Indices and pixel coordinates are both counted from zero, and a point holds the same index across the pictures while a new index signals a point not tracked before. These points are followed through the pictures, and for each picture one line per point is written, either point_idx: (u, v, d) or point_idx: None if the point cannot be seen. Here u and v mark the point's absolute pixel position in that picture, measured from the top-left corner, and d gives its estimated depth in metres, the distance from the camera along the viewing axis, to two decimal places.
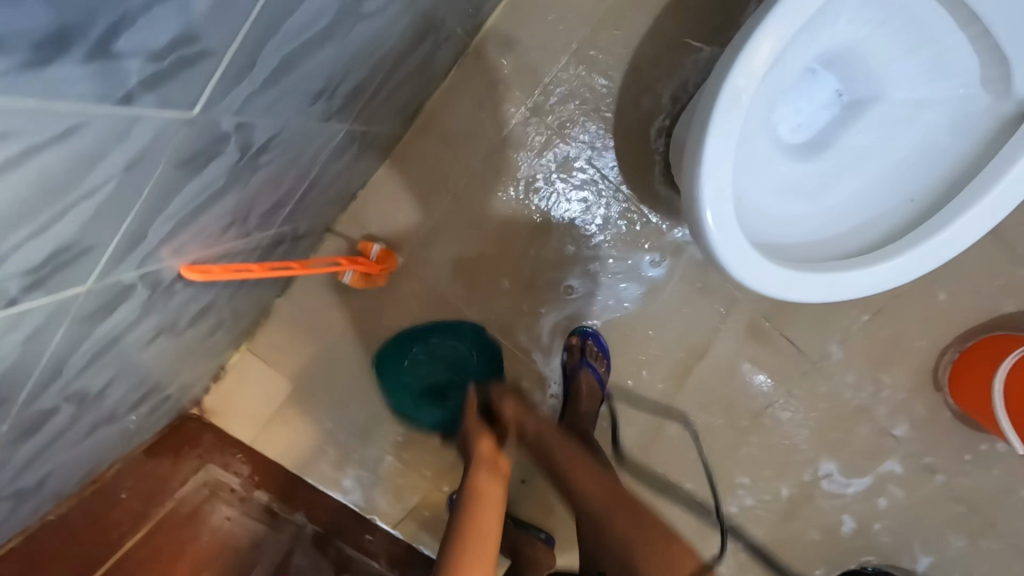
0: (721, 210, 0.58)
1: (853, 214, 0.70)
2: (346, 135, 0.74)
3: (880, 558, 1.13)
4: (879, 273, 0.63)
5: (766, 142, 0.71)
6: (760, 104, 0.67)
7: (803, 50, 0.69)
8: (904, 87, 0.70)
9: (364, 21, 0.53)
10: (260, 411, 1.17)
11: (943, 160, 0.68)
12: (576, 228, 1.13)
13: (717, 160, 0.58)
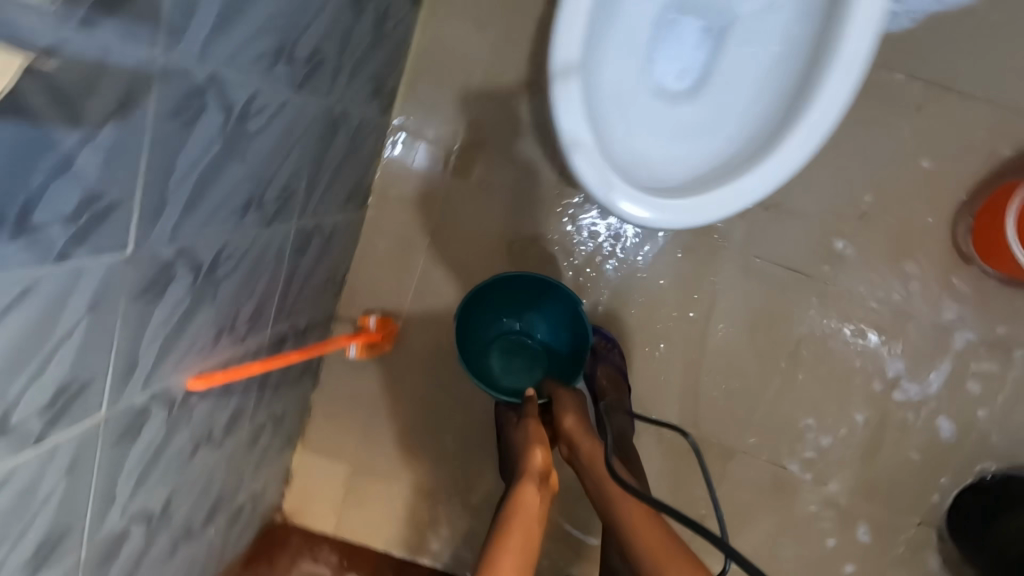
0: (596, 168, 0.63)
1: (744, 124, 0.73)
2: (299, 232, 0.85)
3: (999, 463, 1.02)
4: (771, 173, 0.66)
5: (645, 90, 0.75)
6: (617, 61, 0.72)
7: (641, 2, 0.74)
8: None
9: (255, 137, 0.64)
10: (333, 501, 1.25)
11: (798, 49, 0.72)
12: (552, 230, 1.10)
13: (580, 125, 0.63)
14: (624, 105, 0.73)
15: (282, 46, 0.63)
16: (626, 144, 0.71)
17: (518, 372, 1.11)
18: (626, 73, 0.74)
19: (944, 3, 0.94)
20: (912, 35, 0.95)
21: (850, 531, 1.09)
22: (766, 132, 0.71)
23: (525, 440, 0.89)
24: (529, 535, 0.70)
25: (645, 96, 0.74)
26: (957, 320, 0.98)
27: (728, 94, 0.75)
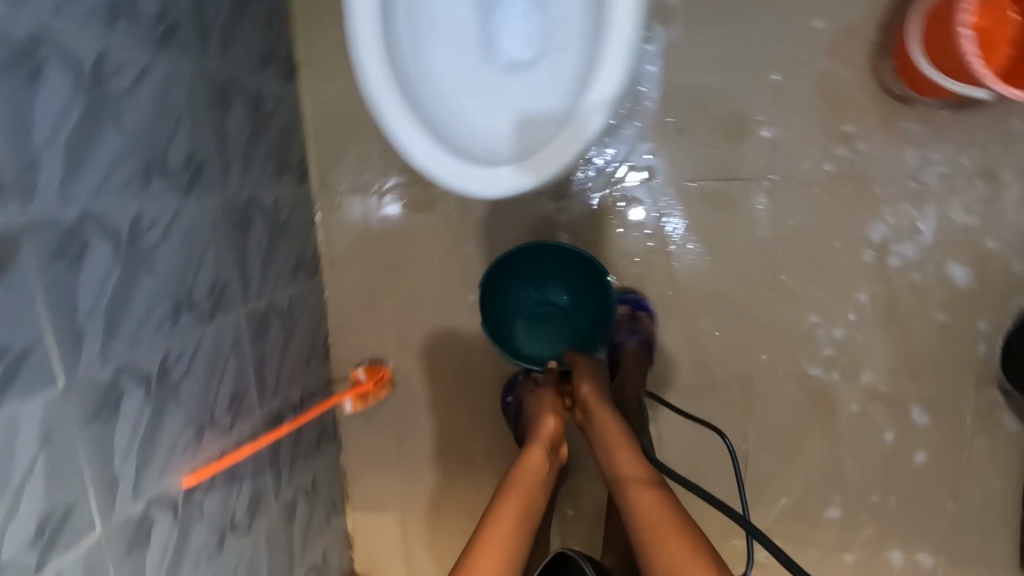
0: (437, 165, 0.68)
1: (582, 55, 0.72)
2: (250, 316, 0.92)
3: None
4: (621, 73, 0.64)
5: (491, 71, 0.78)
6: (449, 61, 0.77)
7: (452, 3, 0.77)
8: None
9: (156, 249, 0.71)
10: (397, 549, 1.29)
11: None
12: (494, 230, 1.09)
13: (429, 148, 0.69)
14: (472, 94, 0.76)
15: (150, 165, 0.70)
16: (499, 131, 0.75)
17: (542, 340, 1.10)
18: (471, 69, 0.77)
19: None
20: None
21: (905, 417, 1.00)
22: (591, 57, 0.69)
23: (538, 407, 0.93)
24: (524, 499, 0.77)
25: (493, 77, 0.77)
26: (923, 163, 0.91)
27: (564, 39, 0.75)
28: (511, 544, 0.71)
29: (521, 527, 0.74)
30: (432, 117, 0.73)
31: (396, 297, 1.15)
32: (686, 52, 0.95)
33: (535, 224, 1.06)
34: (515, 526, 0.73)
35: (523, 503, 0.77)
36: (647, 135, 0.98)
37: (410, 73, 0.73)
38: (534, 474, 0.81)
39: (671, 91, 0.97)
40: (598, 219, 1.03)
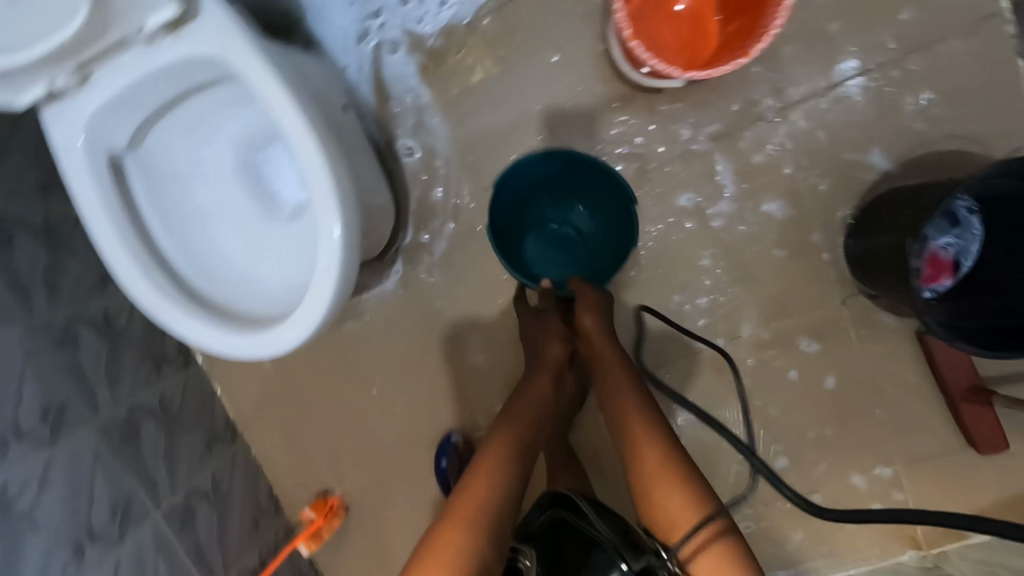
0: (228, 345, 0.69)
1: None
2: (168, 514, 0.96)
3: (848, 202, 0.97)
4: (341, 200, 0.66)
5: (277, 231, 0.82)
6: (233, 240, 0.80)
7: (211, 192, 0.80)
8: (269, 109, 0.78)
9: (34, 510, 0.77)
10: None
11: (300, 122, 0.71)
12: (373, 334, 1.14)
13: (227, 338, 0.69)
14: (266, 260, 0.80)
15: (3, 439, 0.76)
16: (300, 282, 0.78)
17: (556, 261, 1.07)
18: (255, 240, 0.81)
19: None
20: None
21: (798, 350, 1.03)
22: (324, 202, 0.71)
23: (539, 338, 0.96)
24: (527, 427, 0.82)
25: (280, 236, 0.81)
26: (696, 135, 0.98)
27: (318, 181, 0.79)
28: (513, 472, 0.76)
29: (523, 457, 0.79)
30: (232, 306, 0.75)
31: (314, 427, 1.19)
32: (462, 124, 1.03)
33: (404, 315, 1.12)
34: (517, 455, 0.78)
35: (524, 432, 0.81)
36: (462, 204, 1.06)
37: (193, 277, 0.75)
38: (535, 407, 0.86)
39: (465, 159, 1.04)
40: (455, 289, 1.09)
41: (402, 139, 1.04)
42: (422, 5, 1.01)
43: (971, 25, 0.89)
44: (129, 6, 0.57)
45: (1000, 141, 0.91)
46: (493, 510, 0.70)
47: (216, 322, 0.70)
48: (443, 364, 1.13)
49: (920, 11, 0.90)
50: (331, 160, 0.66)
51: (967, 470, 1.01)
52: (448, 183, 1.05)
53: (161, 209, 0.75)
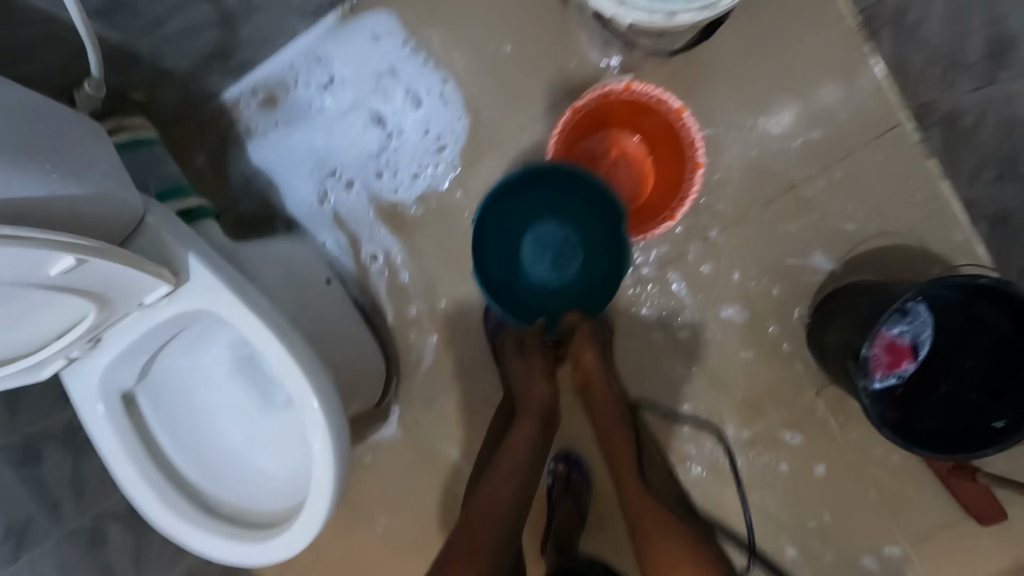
0: (241, 556, 0.76)
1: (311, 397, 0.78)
2: None
3: (800, 300, 1.04)
4: (330, 419, 0.73)
5: (268, 423, 0.85)
6: (233, 440, 0.85)
7: (211, 394, 0.85)
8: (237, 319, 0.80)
9: None
10: None
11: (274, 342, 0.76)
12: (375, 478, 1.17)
13: (235, 548, 0.75)
14: (263, 452, 0.85)
15: None
16: (297, 472, 0.82)
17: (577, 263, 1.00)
18: (254, 433, 0.85)
19: (432, 111, 1.02)
20: (425, 152, 1.04)
21: (782, 443, 1.07)
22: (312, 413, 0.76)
23: (526, 375, 0.93)
24: (520, 477, 0.80)
25: (271, 428, 0.85)
26: (649, 258, 1.07)
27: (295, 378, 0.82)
28: (504, 530, 0.75)
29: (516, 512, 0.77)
30: (238, 507, 0.81)
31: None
32: (434, 272, 1.09)
33: (403, 455, 1.16)
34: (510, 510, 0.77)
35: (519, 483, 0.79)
36: (443, 347, 1.12)
37: (201, 484, 0.81)
38: (528, 451, 0.82)
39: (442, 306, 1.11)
40: (447, 426, 1.14)
41: (380, 296, 1.11)
42: (397, 176, 1.06)
43: (879, 138, 0.97)
44: (132, 293, 0.65)
45: (927, 233, 0.98)
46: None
47: (228, 537, 0.76)
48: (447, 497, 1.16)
49: (831, 130, 0.98)
50: (316, 385, 0.72)
51: (967, 539, 1.03)
52: (428, 330, 1.12)
53: (169, 425, 0.82)
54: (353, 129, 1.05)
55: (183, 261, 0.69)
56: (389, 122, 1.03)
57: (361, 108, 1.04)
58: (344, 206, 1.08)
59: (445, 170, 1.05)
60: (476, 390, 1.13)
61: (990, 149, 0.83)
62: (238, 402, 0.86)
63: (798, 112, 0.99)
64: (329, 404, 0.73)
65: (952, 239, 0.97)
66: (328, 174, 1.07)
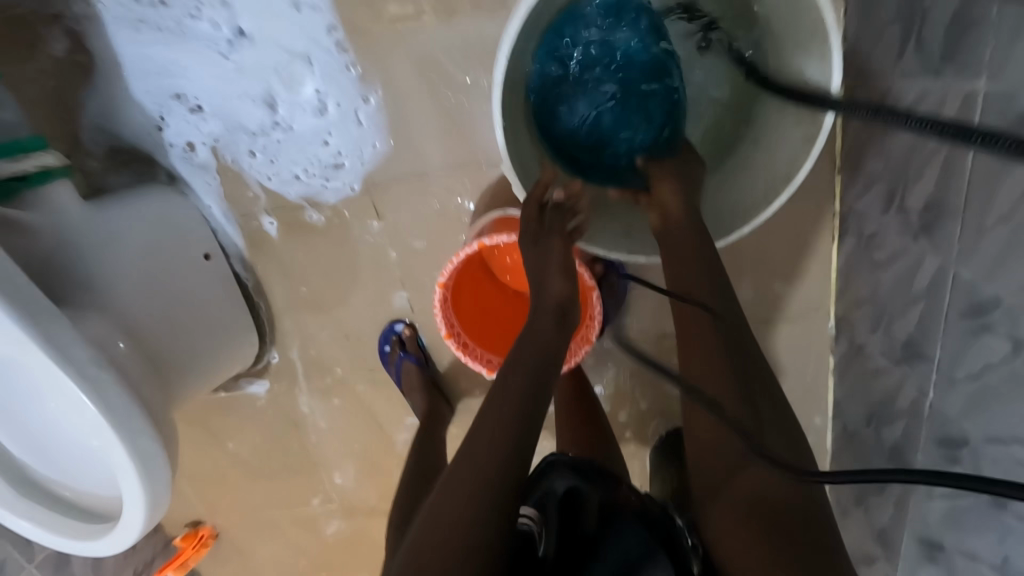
0: (56, 536, 0.81)
1: (116, 449, 0.71)
2: (47, 561, 1.15)
3: (663, 419, 1.09)
4: (144, 473, 0.73)
5: (78, 426, 0.78)
6: (48, 427, 0.80)
7: (16, 382, 0.76)
8: (11, 348, 0.64)
9: None
10: None
11: (79, 395, 0.67)
12: (237, 419, 1.24)
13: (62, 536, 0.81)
14: (79, 445, 0.80)
15: None
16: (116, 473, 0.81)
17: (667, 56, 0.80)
18: (68, 427, 0.79)
19: (340, 118, 0.94)
20: (330, 154, 0.96)
21: None
22: (121, 463, 0.72)
23: (542, 271, 0.77)
24: (529, 375, 0.69)
25: (83, 431, 0.78)
26: None
27: (90, 421, 0.70)
28: (501, 469, 0.61)
29: (528, 401, 0.67)
30: (66, 487, 0.84)
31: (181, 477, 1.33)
32: (330, 273, 1.04)
33: (265, 409, 1.21)
34: (520, 403, 0.66)
35: (533, 373, 0.69)
36: (321, 341, 1.11)
37: (32, 464, 0.83)
38: (558, 349, 0.73)
39: (330, 303, 1.07)
40: (310, 403, 1.18)
41: (265, 277, 1.05)
42: (273, 165, 0.97)
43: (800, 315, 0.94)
44: None
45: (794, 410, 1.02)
46: (484, 493, 0.59)
47: (49, 520, 0.81)
48: (303, 455, 1.26)
49: (761, 293, 0.93)
50: (135, 444, 0.71)
51: None
52: (309, 319, 1.09)
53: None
54: (237, 94, 0.92)
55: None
56: (280, 109, 0.93)
57: (255, 80, 0.91)
58: (210, 161, 0.96)
59: (340, 190, 0.98)
60: (348, 381, 1.15)
61: (871, 392, 0.84)
62: (44, 396, 0.76)
63: (738, 262, 0.92)
64: (150, 463, 0.73)
65: (812, 421, 1.01)
66: (187, 110, 0.93)
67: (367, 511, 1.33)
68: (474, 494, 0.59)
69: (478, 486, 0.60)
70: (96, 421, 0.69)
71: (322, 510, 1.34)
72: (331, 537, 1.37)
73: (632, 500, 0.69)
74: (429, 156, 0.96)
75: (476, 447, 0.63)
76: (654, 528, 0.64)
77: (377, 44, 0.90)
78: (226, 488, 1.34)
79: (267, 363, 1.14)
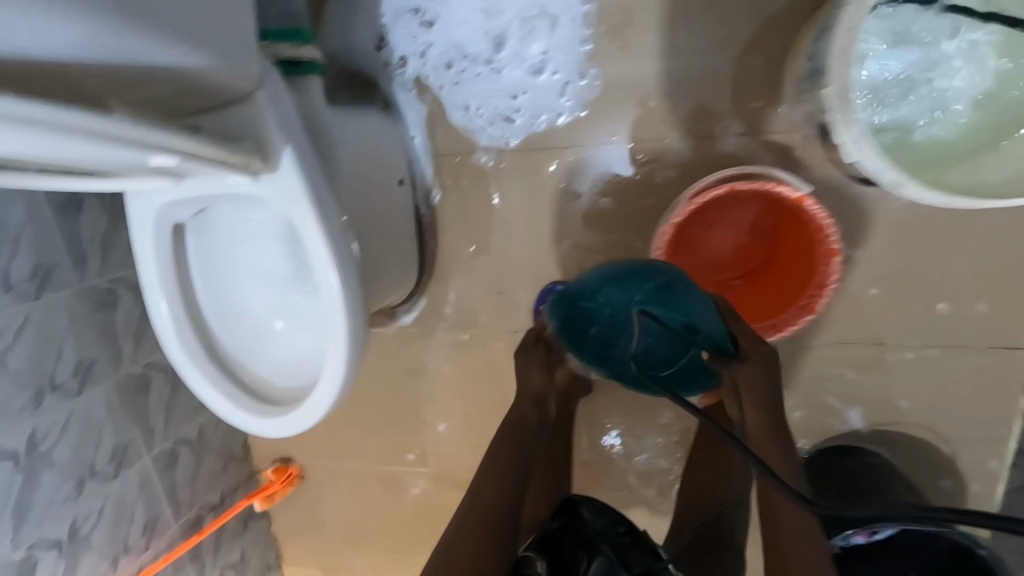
0: (229, 412, 0.80)
1: (334, 322, 0.72)
2: (160, 456, 1.14)
3: (814, 440, 1.01)
4: (350, 354, 0.73)
5: (301, 299, 0.86)
6: (264, 301, 0.87)
7: (260, 251, 0.85)
8: (283, 196, 0.66)
9: (51, 449, 0.95)
10: None
11: (325, 258, 0.69)
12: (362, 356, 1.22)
13: (228, 409, 0.80)
14: (286, 321, 0.86)
15: (38, 392, 0.92)
16: (311, 359, 0.84)
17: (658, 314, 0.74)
18: (285, 304, 0.87)
19: (554, 67, 0.98)
20: (537, 103, 1.00)
21: None
22: (334, 339, 0.73)
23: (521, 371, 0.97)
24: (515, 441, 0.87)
25: (302, 305, 0.86)
26: None
27: (322, 287, 0.71)
28: (502, 492, 0.78)
29: (519, 452, 0.85)
30: (245, 369, 0.86)
31: None
32: (505, 220, 1.06)
33: (395, 350, 1.19)
34: (512, 451, 0.85)
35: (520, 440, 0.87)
36: (474, 287, 1.10)
37: (226, 338, 0.86)
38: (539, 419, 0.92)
39: (495, 250, 1.08)
40: (444, 350, 1.16)
41: (434, 213, 1.08)
42: (456, 89, 1.01)
43: (999, 347, 0.89)
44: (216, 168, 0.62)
45: (966, 450, 0.95)
46: (480, 511, 0.75)
47: (228, 392, 0.81)
48: (413, 409, 1.22)
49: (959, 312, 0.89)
50: (352, 322, 0.72)
51: None
52: (467, 264, 1.09)
53: (216, 266, 0.84)
54: (470, 25, 0.98)
55: (276, 150, 0.65)
56: (501, 49, 0.99)
57: (492, 22, 0.98)
58: (422, 83, 1.02)
59: (494, 139, 1.02)
60: (488, 335, 1.13)
61: None
62: (282, 267, 0.85)
63: (937, 277, 0.90)
64: (356, 345, 0.73)
65: (984, 465, 0.94)
66: (417, 24, 0.99)
67: (458, 483, 1.26)
68: (479, 513, 0.75)
69: (484, 504, 0.76)
70: (329, 289, 0.70)
71: (411, 471, 1.28)
72: (411, 504, 1.31)
73: (621, 538, 0.75)
74: (637, 120, 0.97)
75: (474, 483, 0.80)
76: (633, 564, 0.72)
77: (618, 9, 0.94)
78: (326, 428, 1.31)
79: (414, 300, 1.15)
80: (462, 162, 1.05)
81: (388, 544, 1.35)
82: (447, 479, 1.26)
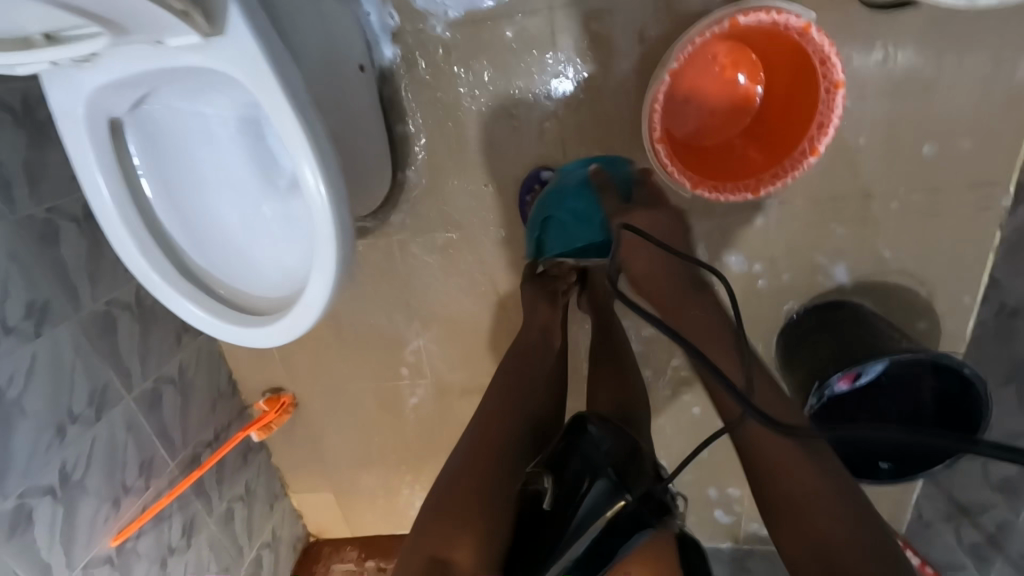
0: (208, 324, 0.74)
1: (315, 210, 0.65)
2: (144, 395, 1.08)
3: (800, 299, 1.04)
4: (340, 243, 0.66)
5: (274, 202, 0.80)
6: (233, 207, 0.80)
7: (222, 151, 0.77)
8: (241, 60, 0.59)
9: (22, 394, 0.87)
10: (330, 526, 1.49)
11: (297, 131, 0.61)
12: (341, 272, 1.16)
13: (207, 321, 0.74)
14: (262, 228, 0.80)
15: None
16: (293, 265, 0.78)
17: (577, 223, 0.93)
18: (256, 209, 0.80)
19: None
20: None
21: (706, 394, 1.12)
22: (319, 229, 0.66)
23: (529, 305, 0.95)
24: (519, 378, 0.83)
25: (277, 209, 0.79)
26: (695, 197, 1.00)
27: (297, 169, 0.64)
28: (509, 428, 0.74)
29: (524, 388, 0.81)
30: (220, 282, 0.79)
31: None
32: (478, 104, 0.97)
33: (375, 262, 1.13)
34: (517, 386, 0.81)
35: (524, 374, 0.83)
36: (453, 182, 1.04)
37: (193, 250, 0.78)
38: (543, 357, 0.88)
39: (471, 138, 1.00)
40: (427, 254, 1.11)
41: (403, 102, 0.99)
42: None
43: (975, 183, 0.91)
44: (148, 25, 0.54)
45: (944, 289, 0.99)
46: (485, 447, 0.70)
47: (206, 304, 0.74)
48: (403, 319, 1.18)
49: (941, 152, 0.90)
50: (337, 209, 0.65)
51: None
52: (443, 158, 1.02)
53: (170, 170, 0.76)
54: None
55: (219, 4, 0.57)
56: None
57: None
58: None
59: (432, 2, 0.92)
60: (472, 233, 1.07)
61: None
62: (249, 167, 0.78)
63: (921, 117, 0.89)
64: (345, 234, 0.67)
65: (960, 300, 0.99)
66: None
67: (457, 387, 1.25)
68: (485, 447, 0.70)
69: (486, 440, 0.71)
70: (306, 170, 0.63)
71: (408, 382, 1.26)
72: (411, 413, 1.30)
73: (627, 460, 0.63)
74: None
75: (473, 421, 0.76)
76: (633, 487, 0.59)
77: None
78: (313, 352, 1.27)
79: (390, 204, 1.07)
80: (424, 40, 0.95)
81: (393, 455, 1.36)
82: (446, 384, 1.25)
